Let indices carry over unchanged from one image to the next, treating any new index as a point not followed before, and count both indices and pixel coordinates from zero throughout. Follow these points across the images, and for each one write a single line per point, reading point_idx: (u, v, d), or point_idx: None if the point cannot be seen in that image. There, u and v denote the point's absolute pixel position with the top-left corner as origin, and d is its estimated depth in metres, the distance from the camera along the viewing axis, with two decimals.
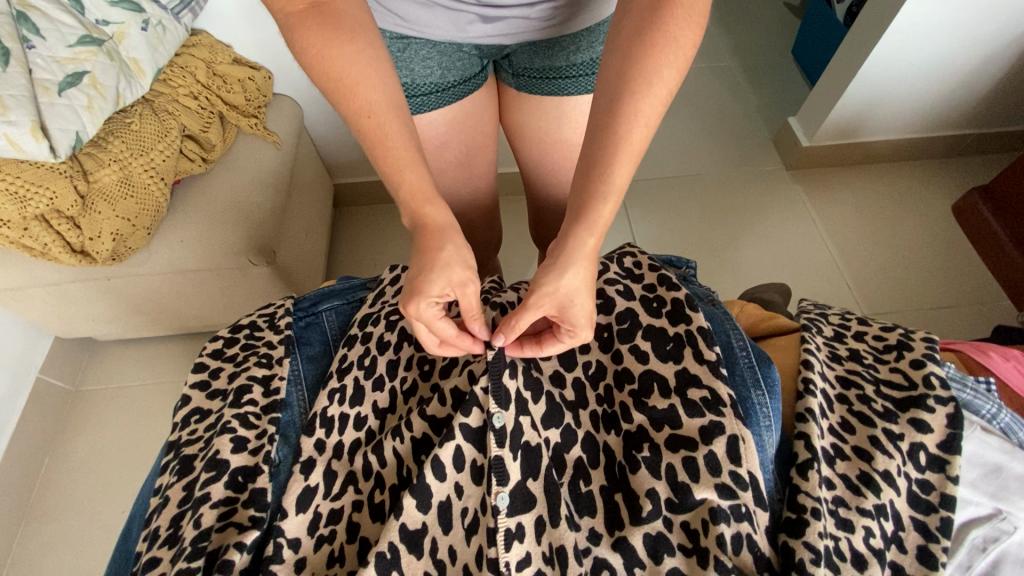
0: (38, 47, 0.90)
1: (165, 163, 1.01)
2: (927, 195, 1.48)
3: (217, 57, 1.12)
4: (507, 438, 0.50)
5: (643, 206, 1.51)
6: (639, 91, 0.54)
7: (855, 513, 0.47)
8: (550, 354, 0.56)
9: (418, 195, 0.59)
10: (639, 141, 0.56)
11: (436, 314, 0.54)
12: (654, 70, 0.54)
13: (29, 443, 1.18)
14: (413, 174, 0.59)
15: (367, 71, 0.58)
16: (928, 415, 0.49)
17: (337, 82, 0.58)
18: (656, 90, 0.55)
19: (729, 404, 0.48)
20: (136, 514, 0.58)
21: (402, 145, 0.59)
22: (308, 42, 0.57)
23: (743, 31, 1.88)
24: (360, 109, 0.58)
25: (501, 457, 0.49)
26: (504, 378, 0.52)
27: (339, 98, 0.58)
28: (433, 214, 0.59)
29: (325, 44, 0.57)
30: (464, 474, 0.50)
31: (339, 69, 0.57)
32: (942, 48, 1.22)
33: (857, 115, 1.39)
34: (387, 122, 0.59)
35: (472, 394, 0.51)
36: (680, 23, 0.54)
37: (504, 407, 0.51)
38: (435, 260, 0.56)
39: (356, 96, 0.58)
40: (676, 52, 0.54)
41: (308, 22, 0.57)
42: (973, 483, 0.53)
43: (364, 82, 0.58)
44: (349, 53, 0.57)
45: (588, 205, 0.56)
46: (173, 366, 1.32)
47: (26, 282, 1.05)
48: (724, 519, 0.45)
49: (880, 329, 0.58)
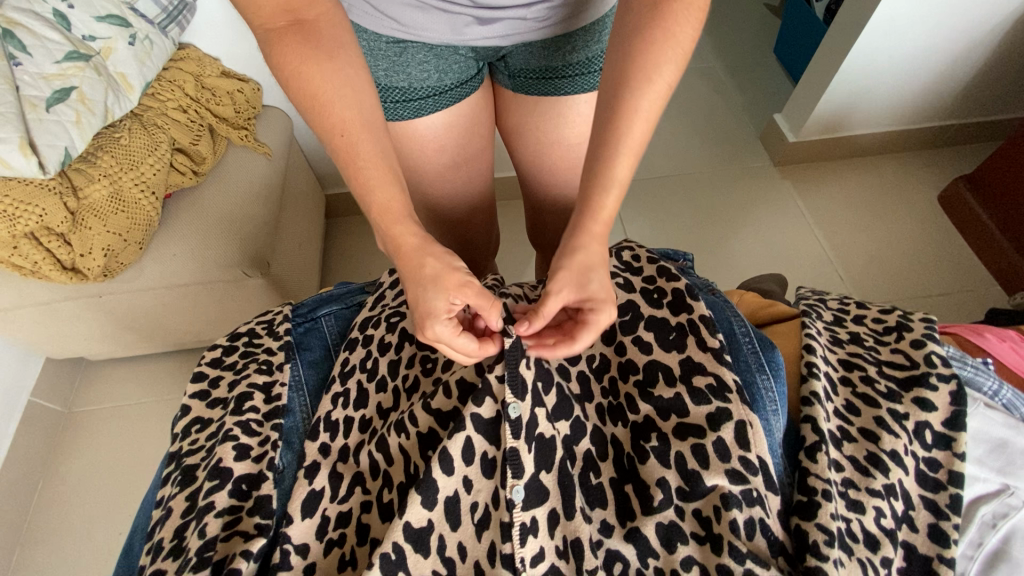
0: (24, 64, 0.90)
1: (156, 178, 1.00)
2: (912, 186, 1.50)
3: (206, 71, 1.13)
4: (522, 429, 0.49)
5: (635, 206, 1.52)
6: (637, 89, 0.56)
7: (865, 494, 0.47)
8: (583, 344, 0.53)
9: (388, 214, 0.60)
10: (643, 133, 0.57)
11: (454, 331, 0.52)
12: (651, 68, 0.55)
13: (24, 465, 1.16)
14: (385, 191, 0.60)
15: (344, 88, 0.59)
16: (931, 393, 0.49)
17: (313, 99, 0.59)
18: (656, 87, 0.56)
19: (735, 390, 0.49)
20: (138, 526, 0.57)
21: (372, 159, 0.60)
22: (300, 58, 0.58)
23: (725, 32, 1.90)
24: (334, 126, 0.59)
25: (515, 447, 0.49)
26: (522, 368, 0.51)
27: (314, 117, 0.60)
28: (403, 234, 0.59)
29: (302, 55, 0.57)
30: (473, 468, 0.50)
31: (315, 84, 0.58)
32: (921, 40, 1.24)
33: (841, 110, 1.41)
34: (357, 138, 0.59)
35: (486, 383, 0.51)
36: (677, 20, 0.55)
37: (519, 396, 0.50)
38: (422, 277, 0.57)
39: (332, 113, 0.59)
40: (675, 48, 0.55)
41: (292, 35, 0.58)
42: (980, 459, 0.54)
43: (338, 98, 0.58)
44: (325, 70, 0.58)
45: (593, 197, 0.58)
46: (169, 383, 1.31)
47: (18, 302, 1.03)
48: (736, 504, 0.45)
49: (879, 312, 0.58)
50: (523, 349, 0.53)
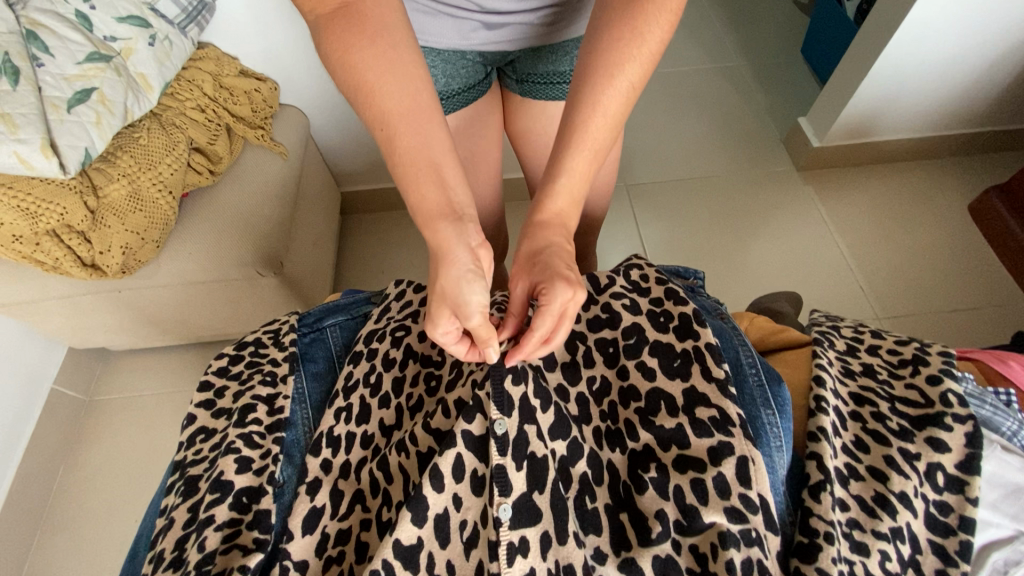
0: (47, 65, 0.91)
1: (173, 177, 1.01)
2: (942, 194, 1.45)
3: (224, 70, 1.13)
4: (508, 447, 0.48)
5: (652, 209, 1.50)
6: (602, 84, 0.59)
7: (870, 536, 0.45)
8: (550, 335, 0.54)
9: (431, 210, 0.59)
10: (600, 133, 0.60)
11: (451, 340, 0.55)
12: (615, 65, 0.58)
13: (45, 453, 1.19)
14: (429, 187, 0.60)
15: (387, 74, 0.58)
16: (945, 434, 0.47)
17: (360, 86, 0.59)
18: (618, 84, 0.59)
19: (738, 424, 0.47)
20: (143, 534, 0.58)
21: (416, 156, 0.59)
22: (339, 42, 0.58)
23: (751, 29, 1.86)
24: (375, 115, 0.59)
25: (504, 465, 0.48)
26: (506, 386, 0.50)
27: (360, 103, 0.60)
28: (438, 233, 0.59)
29: (351, 36, 0.58)
30: (463, 485, 0.49)
31: (359, 71, 0.58)
32: (956, 44, 1.19)
33: (869, 115, 1.36)
34: (399, 131, 0.59)
35: (475, 400, 0.50)
36: (648, 20, 0.58)
37: (506, 413, 0.49)
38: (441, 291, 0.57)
39: (376, 102, 0.59)
40: (640, 49, 0.58)
41: (339, 20, 0.58)
42: (994, 504, 0.52)
43: (385, 88, 0.58)
44: (370, 54, 0.58)
45: (546, 190, 0.62)
46: (184, 375, 1.33)
47: (41, 295, 1.06)
48: (734, 544, 0.44)
49: (894, 344, 0.56)
50: (517, 366, 0.53)
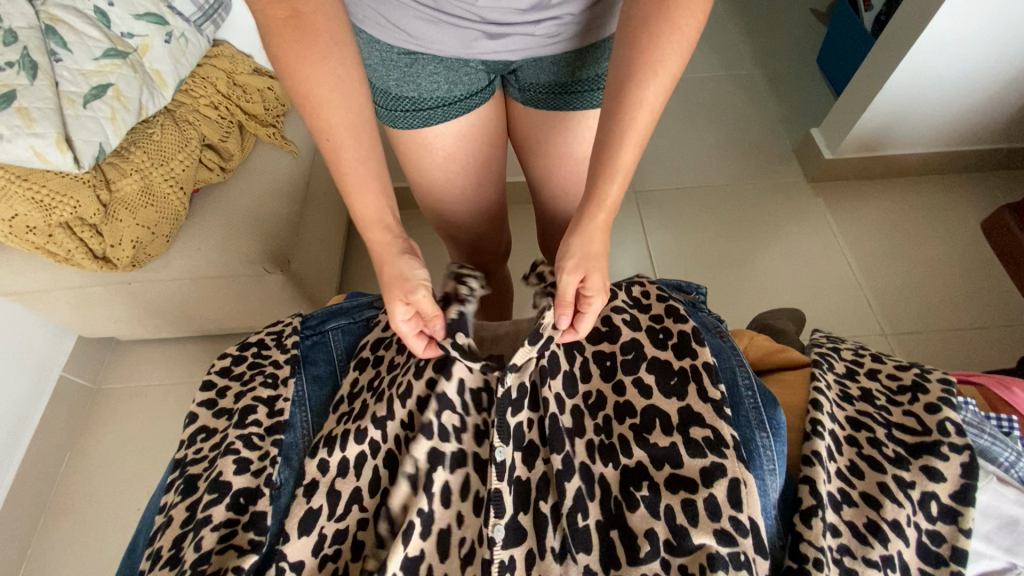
0: (64, 60, 0.92)
1: (185, 173, 1.03)
2: (954, 210, 1.44)
3: (237, 68, 1.18)
4: (505, 472, 0.51)
5: (660, 217, 1.49)
6: (658, 39, 0.54)
7: (861, 563, 0.45)
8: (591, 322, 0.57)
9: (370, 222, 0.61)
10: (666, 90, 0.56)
11: (409, 330, 0.57)
12: (668, 21, 0.54)
13: (52, 438, 1.21)
14: (373, 200, 0.61)
15: (335, 93, 0.58)
16: (941, 463, 0.47)
17: (306, 98, 0.58)
18: (677, 37, 0.54)
19: (732, 446, 0.48)
20: (142, 530, 0.59)
21: (359, 169, 0.60)
22: (286, 53, 0.57)
23: (767, 38, 1.85)
24: (323, 128, 0.59)
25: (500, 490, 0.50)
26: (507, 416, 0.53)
27: (310, 113, 0.58)
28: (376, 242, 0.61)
29: (301, 49, 0.56)
30: (465, 505, 0.52)
31: (313, 85, 0.57)
32: (974, 59, 1.18)
33: (883, 128, 1.35)
34: (343, 145, 0.59)
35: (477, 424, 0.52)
36: None
37: (505, 441, 0.52)
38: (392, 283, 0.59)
39: (321, 116, 0.58)
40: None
41: (292, 33, 0.56)
42: (988, 536, 0.52)
43: (333, 102, 0.58)
44: (319, 70, 0.57)
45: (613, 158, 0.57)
46: (190, 367, 1.35)
47: (52, 284, 1.07)
48: (722, 566, 0.44)
49: (895, 368, 0.56)
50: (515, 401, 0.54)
